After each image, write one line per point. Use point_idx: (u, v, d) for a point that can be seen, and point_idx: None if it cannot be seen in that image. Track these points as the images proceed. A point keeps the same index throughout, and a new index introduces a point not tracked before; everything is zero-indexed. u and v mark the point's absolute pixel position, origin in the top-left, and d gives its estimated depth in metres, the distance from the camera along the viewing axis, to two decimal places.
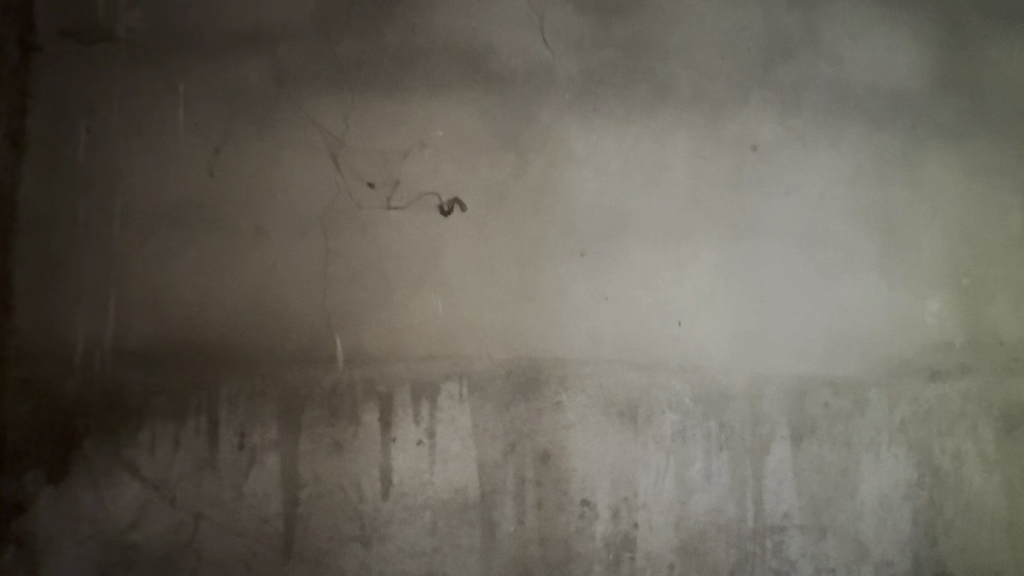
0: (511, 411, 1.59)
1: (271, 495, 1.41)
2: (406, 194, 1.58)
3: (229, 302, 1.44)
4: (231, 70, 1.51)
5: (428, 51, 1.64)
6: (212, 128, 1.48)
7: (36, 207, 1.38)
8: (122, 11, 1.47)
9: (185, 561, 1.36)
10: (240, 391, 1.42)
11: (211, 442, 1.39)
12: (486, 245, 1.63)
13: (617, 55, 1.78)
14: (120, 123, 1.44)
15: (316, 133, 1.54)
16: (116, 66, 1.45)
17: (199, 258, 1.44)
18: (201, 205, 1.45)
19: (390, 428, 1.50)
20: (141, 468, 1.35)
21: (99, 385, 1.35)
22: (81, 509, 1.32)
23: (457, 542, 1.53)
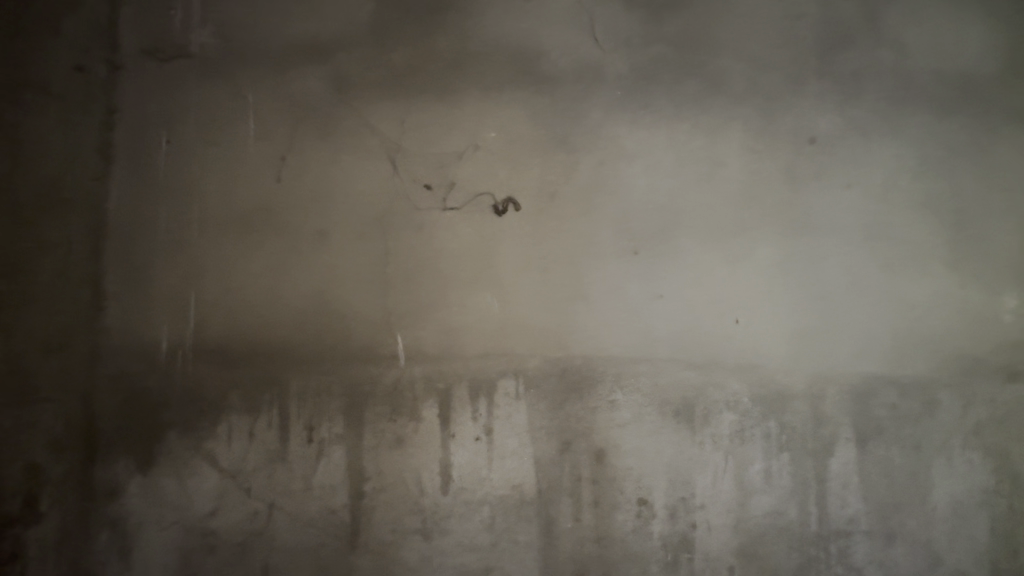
0: (566, 409, 1.60)
1: (338, 487, 1.47)
2: (461, 195, 1.61)
3: (296, 302, 1.50)
4: (295, 81, 1.58)
5: (479, 54, 1.66)
6: (278, 136, 1.55)
7: (121, 213, 1.46)
8: (196, 28, 1.55)
9: (260, 548, 1.43)
10: (308, 387, 1.48)
11: (282, 435, 1.45)
12: (540, 244, 1.64)
13: (668, 50, 1.76)
14: (195, 134, 1.52)
15: (374, 138, 1.59)
16: (192, 80, 1.53)
17: (268, 260, 1.51)
18: (269, 210, 1.52)
19: (449, 424, 1.53)
20: (219, 459, 1.42)
21: (181, 381, 1.43)
22: (165, 497, 1.40)
23: (514, 538, 1.54)
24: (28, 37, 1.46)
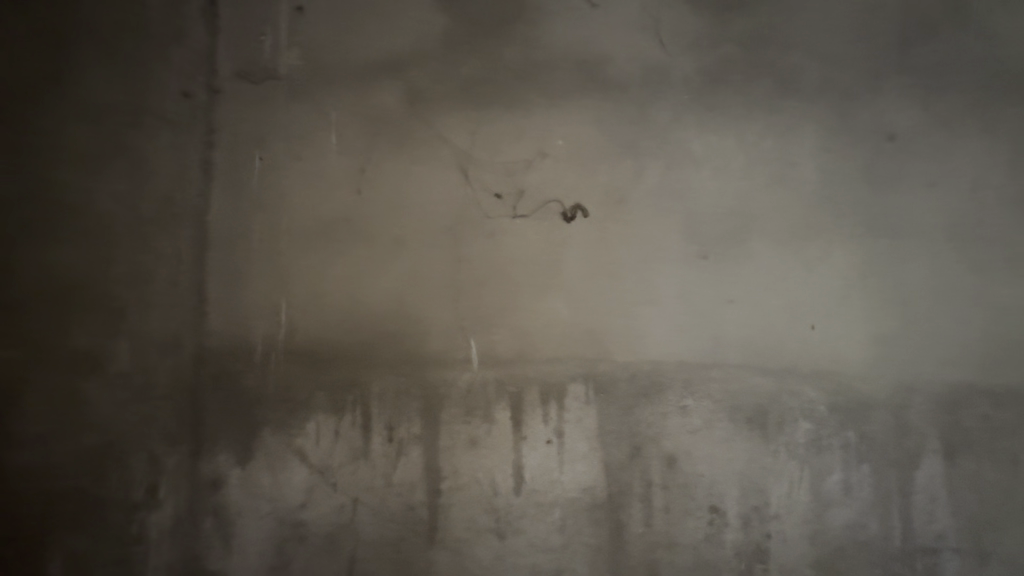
0: (635, 415, 1.60)
1: (416, 485, 1.53)
2: (530, 202, 1.65)
3: (376, 308, 1.57)
4: (372, 97, 1.65)
5: (546, 63, 1.69)
6: (357, 150, 1.63)
7: (221, 226, 1.56)
8: (283, 51, 1.64)
9: (346, 540, 1.51)
10: (387, 389, 1.55)
11: (365, 434, 1.53)
12: (607, 249, 1.65)
13: (737, 51, 1.73)
14: (283, 149, 1.61)
15: (446, 149, 1.65)
16: (281, 99, 1.62)
17: (349, 268, 1.58)
18: (350, 219, 1.60)
19: (521, 427, 1.57)
20: (308, 455, 1.52)
21: (274, 382, 1.53)
22: (261, 489, 1.50)
23: (585, 540, 1.56)
24: (139, 63, 1.56)
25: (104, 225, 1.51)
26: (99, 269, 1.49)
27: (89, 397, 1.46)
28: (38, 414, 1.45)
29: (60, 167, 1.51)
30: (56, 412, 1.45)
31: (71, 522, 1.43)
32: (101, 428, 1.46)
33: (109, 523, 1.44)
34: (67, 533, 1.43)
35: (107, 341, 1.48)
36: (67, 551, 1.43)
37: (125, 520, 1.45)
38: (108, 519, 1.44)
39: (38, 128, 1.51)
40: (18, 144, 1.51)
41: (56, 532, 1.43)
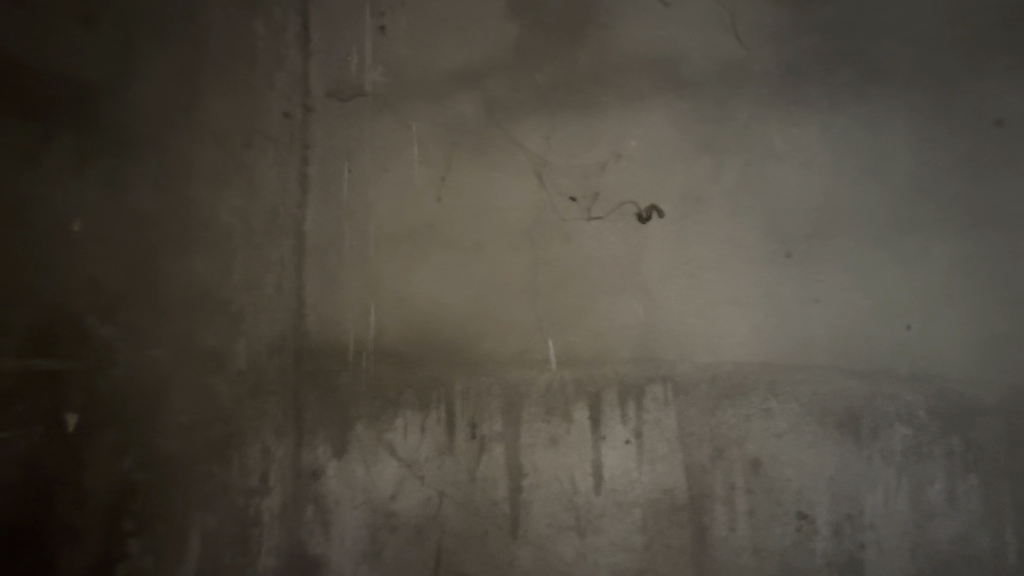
0: (716, 416, 1.58)
1: (499, 480, 1.58)
2: (606, 204, 1.67)
3: (458, 310, 1.64)
4: (451, 107, 1.72)
5: (620, 66, 1.70)
6: (437, 159, 1.70)
7: (316, 233, 1.65)
8: (369, 68, 1.73)
9: (433, 531, 1.58)
10: (470, 388, 1.61)
11: (449, 430, 1.60)
12: (685, 249, 1.64)
13: (820, 41, 1.67)
14: (370, 161, 1.70)
15: (522, 155, 1.69)
16: (367, 113, 1.72)
17: (432, 272, 1.66)
18: (431, 225, 1.67)
19: (600, 426, 1.59)
20: (397, 449, 1.60)
21: (366, 380, 1.62)
22: (355, 480, 1.59)
23: (667, 541, 1.56)
24: (239, 81, 1.65)
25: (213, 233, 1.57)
26: (217, 274, 1.57)
27: (212, 394, 1.54)
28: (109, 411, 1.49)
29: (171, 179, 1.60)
30: (179, 408, 1.52)
31: (194, 512, 1.50)
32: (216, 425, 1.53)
33: (231, 512, 1.52)
34: (193, 524, 1.50)
35: (225, 342, 1.56)
36: (192, 542, 1.50)
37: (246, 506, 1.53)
38: (230, 508, 1.52)
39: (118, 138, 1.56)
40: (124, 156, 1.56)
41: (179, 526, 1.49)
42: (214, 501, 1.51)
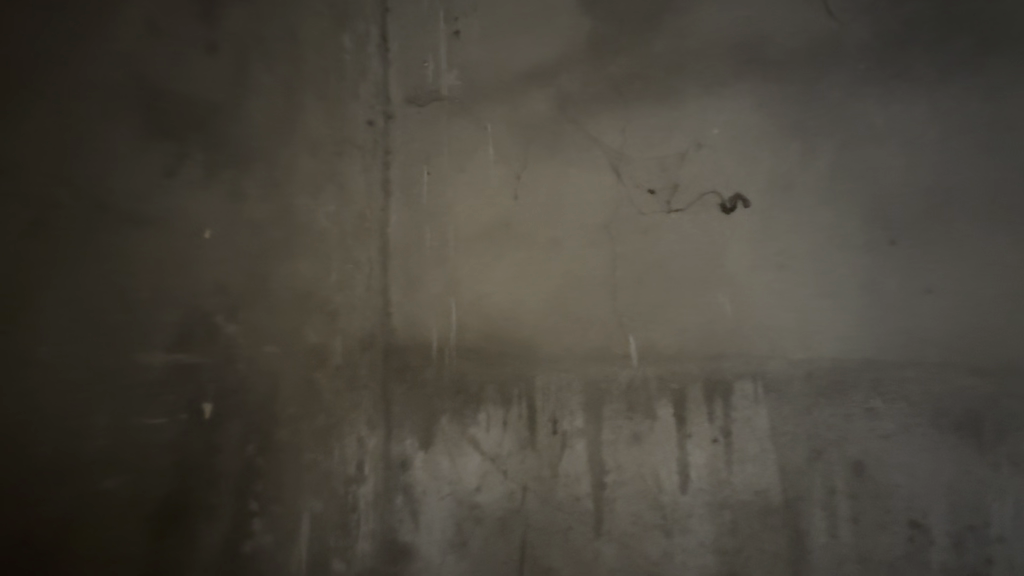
0: (814, 416, 1.49)
1: (582, 477, 1.58)
2: (687, 195, 1.62)
3: (536, 306, 1.65)
4: (524, 106, 1.73)
5: (698, 52, 1.64)
6: (513, 157, 1.72)
7: (400, 233, 1.70)
8: (445, 73, 1.78)
9: (517, 525, 1.59)
10: (551, 383, 1.61)
11: (531, 425, 1.61)
12: (775, 240, 1.56)
13: (923, 10, 1.54)
14: (448, 163, 1.74)
15: (598, 149, 1.68)
16: (444, 116, 1.76)
17: (510, 269, 1.67)
18: (508, 223, 1.69)
19: (685, 424, 1.55)
20: (480, 443, 1.62)
21: (448, 376, 1.65)
22: (441, 471, 1.62)
23: (760, 545, 1.49)
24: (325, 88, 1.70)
25: (308, 230, 1.57)
26: (316, 274, 1.57)
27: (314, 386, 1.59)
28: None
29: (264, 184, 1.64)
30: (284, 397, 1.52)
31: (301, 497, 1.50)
32: (316, 420, 1.53)
33: (332, 499, 1.54)
34: (300, 513, 1.49)
35: (325, 339, 1.57)
36: (299, 539, 1.48)
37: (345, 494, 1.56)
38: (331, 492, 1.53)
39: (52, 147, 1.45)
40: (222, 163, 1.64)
41: (284, 520, 1.46)
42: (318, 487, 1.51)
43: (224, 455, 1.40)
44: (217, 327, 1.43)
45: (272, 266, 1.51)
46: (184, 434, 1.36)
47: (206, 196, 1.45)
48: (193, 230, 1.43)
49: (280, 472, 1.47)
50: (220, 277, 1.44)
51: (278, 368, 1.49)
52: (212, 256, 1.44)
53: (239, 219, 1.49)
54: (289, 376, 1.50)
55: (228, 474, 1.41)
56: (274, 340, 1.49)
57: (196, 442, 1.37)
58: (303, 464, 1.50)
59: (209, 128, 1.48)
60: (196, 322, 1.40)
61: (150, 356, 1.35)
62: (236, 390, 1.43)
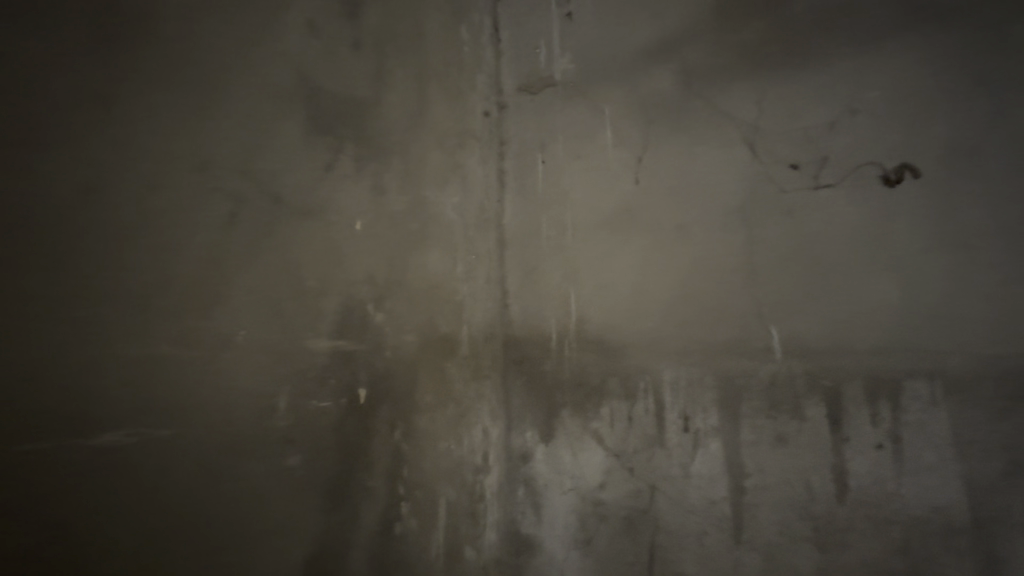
0: (1011, 423, 1.27)
1: (717, 479, 1.46)
2: (838, 169, 1.45)
3: (661, 296, 1.55)
4: (644, 84, 1.63)
5: (849, 7, 1.46)
6: (633, 139, 1.62)
7: (515, 228, 1.68)
8: (557, 58, 1.73)
9: (645, 526, 1.51)
10: (680, 377, 1.51)
11: (659, 422, 1.52)
12: (956, 218, 1.36)
13: None
14: (563, 150, 1.69)
15: (729, 125, 1.54)
16: (558, 101, 1.71)
17: (632, 257, 1.59)
18: (629, 209, 1.60)
19: (841, 427, 1.38)
20: (604, 438, 1.56)
21: (569, 368, 1.60)
22: (563, 465, 1.58)
23: (940, 569, 1.30)
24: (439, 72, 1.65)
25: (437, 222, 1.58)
26: (444, 266, 1.58)
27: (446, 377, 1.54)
28: (116, 456, 1.21)
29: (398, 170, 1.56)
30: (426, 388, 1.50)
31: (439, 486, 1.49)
32: (448, 410, 1.53)
33: (463, 489, 1.54)
34: (438, 499, 1.49)
35: (453, 328, 1.57)
36: (437, 525, 1.48)
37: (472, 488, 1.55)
38: (462, 483, 1.54)
39: (63, 159, 1.22)
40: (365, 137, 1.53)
41: (426, 505, 1.48)
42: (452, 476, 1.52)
43: (378, 441, 1.43)
44: (368, 316, 1.46)
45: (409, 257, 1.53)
46: (344, 415, 1.40)
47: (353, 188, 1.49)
48: (341, 228, 1.47)
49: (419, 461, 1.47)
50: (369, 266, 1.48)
51: (416, 357, 1.50)
52: (354, 250, 1.47)
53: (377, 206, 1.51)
54: (425, 365, 1.51)
55: (382, 459, 1.44)
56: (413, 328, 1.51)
57: (353, 428, 1.41)
58: (439, 452, 1.50)
59: (360, 133, 1.52)
60: (349, 313, 1.44)
61: (319, 343, 1.40)
62: (385, 376, 1.46)
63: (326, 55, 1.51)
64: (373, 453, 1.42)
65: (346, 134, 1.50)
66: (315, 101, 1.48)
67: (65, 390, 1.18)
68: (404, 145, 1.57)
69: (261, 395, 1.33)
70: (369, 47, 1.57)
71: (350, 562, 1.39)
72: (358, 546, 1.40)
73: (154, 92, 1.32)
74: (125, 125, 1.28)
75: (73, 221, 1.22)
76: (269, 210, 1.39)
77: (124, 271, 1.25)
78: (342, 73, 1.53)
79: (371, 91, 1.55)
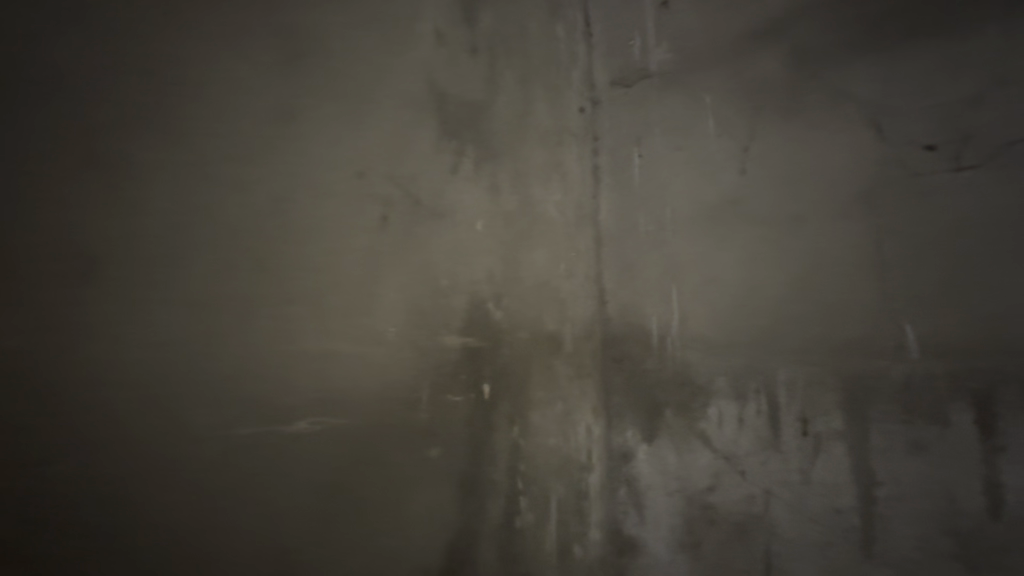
0: None
1: (843, 486, 1.36)
2: (981, 148, 1.35)
3: (776, 291, 1.46)
4: (752, 70, 1.55)
5: None
6: (739, 128, 1.55)
7: (613, 223, 1.63)
8: (653, 49, 1.66)
9: (760, 534, 1.43)
10: (798, 378, 1.42)
11: (774, 424, 1.43)
12: None
13: None
14: (662, 142, 1.62)
15: (851, 107, 1.44)
16: (655, 91, 1.64)
17: (741, 252, 1.51)
18: (736, 202, 1.53)
19: (992, 434, 1.27)
20: (712, 440, 1.48)
21: (672, 367, 1.54)
22: (667, 466, 1.52)
23: None
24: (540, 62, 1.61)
25: (542, 221, 1.55)
26: (551, 264, 1.55)
27: (553, 374, 1.51)
28: (196, 473, 1.16)
29: (507, 162, 1.52)
30: (537, 383, 1.48)
31: (553, 482, 1.47)
32: (557, 407, 1.50)
33: (570, 488, 1.50)
34: (551, 495, 1.46)
35: (558, 325, 1.54)
36: (550, 522, 1.46)
37: (576, 491, 1.51)
38: (572, 480, 1.50)
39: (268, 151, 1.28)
40: (481, 130, 1.50)
41: (541, 499, 1.45)
42: (562, 473, 1.49)
43: (499, 435, 1.42)
44: (490, 316, 1.44)
45: (520, 254, 1.50)
46: (472, 412, 1.39)
47: (467, 185, 1.46)
48: (463, 226, 1.45)
49: (535, 457, 1.45)
50: (484, 261, 1.46)
51: (528, 353, 1.48)
52: (474, 247, 1.45)
53: (492, 204, 1.49)
54: (533, 362, 1.49)
55: (503, 453, 1.41)
56: (525, 326, 1.48)
57: (480, 422, 1.40)
58: (547, 450, 1.47)
59: (479, 136, 1.49)
60: (473, 312, 1.43)
61: (448, 340, 1.39)
62: (505, 371, 1.44)
63: (448, 61, 1.49)
64: (494, 446, 1.41)
65: (467, 138, 1.48)
66: (442, 108, 1.46)
67: (271, 371, 1.23)
68: (513, 145, 1.54)
69: (401, 396, 1.33)
70: (484, 53, 1.53)
71: (480, 554, 1.37)
72: (486, 543, 1.38)
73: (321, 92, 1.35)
74: (309, 125, 1.33)
75: (227, 218, 1.24)
76: (409, 213, 1.39)
77: (299, 270, 1.28)
78: (461, 77, 1.49)
79: (487, 96, 1.51)
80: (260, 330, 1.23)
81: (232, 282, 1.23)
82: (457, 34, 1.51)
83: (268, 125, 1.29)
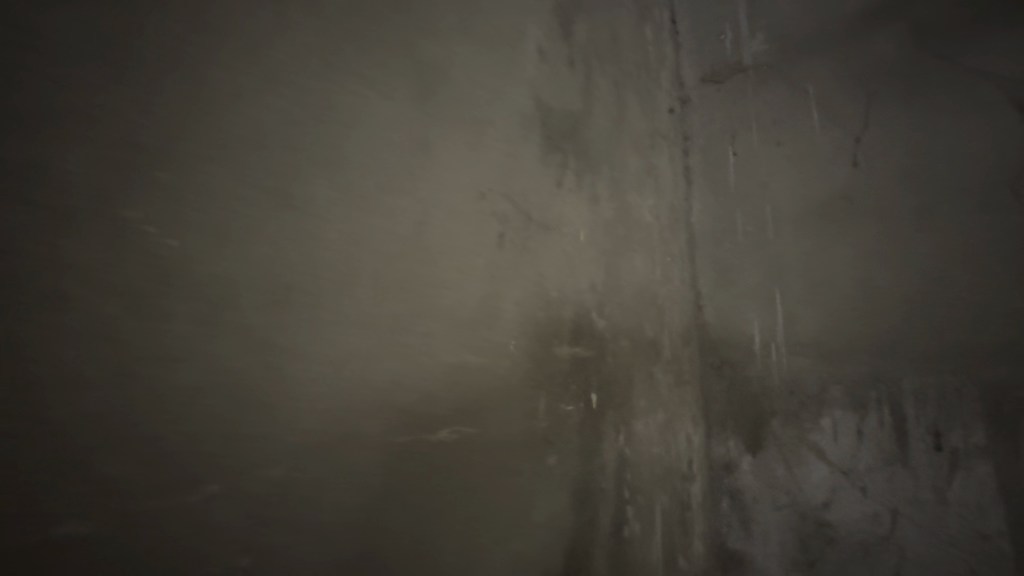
0: None
1: (989, 508, 1.22)
2: None
3: (900, 291, 1.35)
4: (862, 55, 1.46)
5: None
6: (851, 118, 1.45)
7: (707, 224, 1.62)
8: (748, 41, 1.63)
9: (887, 556, 1.31)
10: (930, 387, 1.29)
11: (901, 437, 1.31)
12: None
13: None
14: (761, 137, 1.57)
15: (986, 87, 1.32)
16: (751, 86, 1.60)
17: (856, 250, 1.41)
18: (848, 196, 1.43)
19: None
20: (826, 452, 1.40)
21: (779, 374, 1.47)
22: (777, 478, 1.45)
23: None
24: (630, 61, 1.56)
25: (638, 224, 1.48)
26: (647, 269, 1.48)
27: (655, 383, 1.43)
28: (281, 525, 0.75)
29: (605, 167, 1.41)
30: (639, 392, 1.38)
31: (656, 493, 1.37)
32: (657, 416, 1.42)
33: (674, 498, 1.43)
34: (655, 506, 1.36)
35: (658, 331, 1.47)
36: (655, 533, 1.35)
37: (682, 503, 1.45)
38: (676, 491, 1.44)
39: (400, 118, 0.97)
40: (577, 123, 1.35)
41: (647, 510, 1.34)
42: (664, 481, 1.41)
43: (605, 448, 1.26)
44: (594, 324, 1.30)
45: (620, 261, 1.40)
46: (584, 423, 1.23)
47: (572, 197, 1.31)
48: (568, 239, 1.29)
49: (642, 470, 1.35)
50: (587, 266, 1.31)
51: (631, 361, 1.37)
52: (578, 256, 1.30)
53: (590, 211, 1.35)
54: (637, 368, 1.39)
55: (608, 467, 1.26)
56: (626, 334, 1.37)
57: (592, 437, 1.24)
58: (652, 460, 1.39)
59: (579, 146, 1.35)
60: (582, 321, 1.26)
61: (560, 351, 1.19)
62: (608, 380, 1.30)
63: (552, 76, 1.31)
64: (603, 460, 1.25)
65: (569, 149, 1.32)
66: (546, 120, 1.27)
67: (423, 389, 0.93)
68: (610, 153, 1.44)
69: (519, 401, 1.09)
70: (581, 64, 1.39)
71: (593, 563, 1.20)
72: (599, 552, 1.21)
73: (452, 58, 1.09)
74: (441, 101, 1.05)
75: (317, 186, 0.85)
76: (523, 229, 1.17)
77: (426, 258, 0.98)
78: (562, 89, 1.32)
79: (584, 106, 1.38)
80: (410, 339, 0.93)
81: (388, 296, 0.91)
82: (555, 47, 1.33)
83: (414, 76, 1.01)
